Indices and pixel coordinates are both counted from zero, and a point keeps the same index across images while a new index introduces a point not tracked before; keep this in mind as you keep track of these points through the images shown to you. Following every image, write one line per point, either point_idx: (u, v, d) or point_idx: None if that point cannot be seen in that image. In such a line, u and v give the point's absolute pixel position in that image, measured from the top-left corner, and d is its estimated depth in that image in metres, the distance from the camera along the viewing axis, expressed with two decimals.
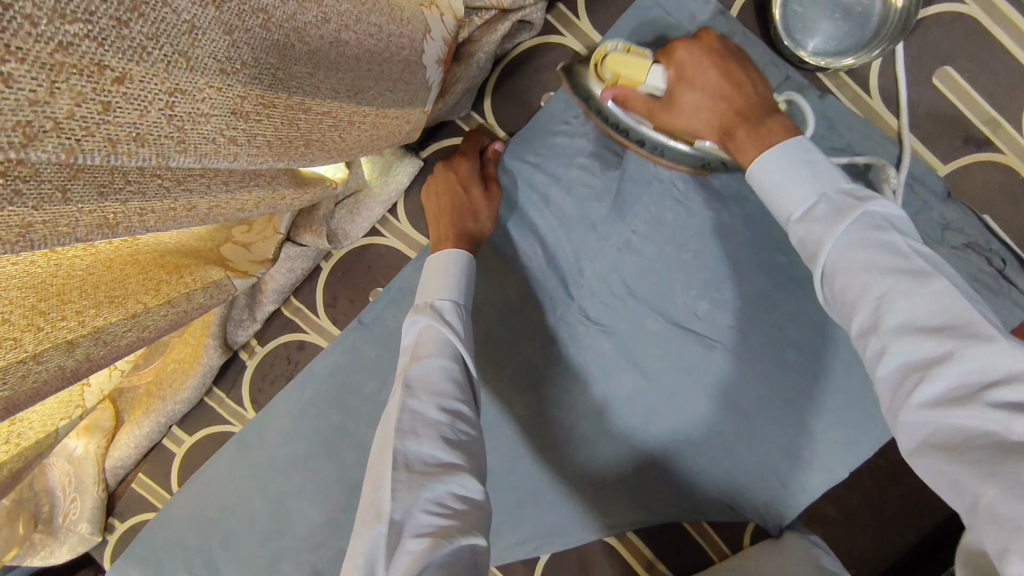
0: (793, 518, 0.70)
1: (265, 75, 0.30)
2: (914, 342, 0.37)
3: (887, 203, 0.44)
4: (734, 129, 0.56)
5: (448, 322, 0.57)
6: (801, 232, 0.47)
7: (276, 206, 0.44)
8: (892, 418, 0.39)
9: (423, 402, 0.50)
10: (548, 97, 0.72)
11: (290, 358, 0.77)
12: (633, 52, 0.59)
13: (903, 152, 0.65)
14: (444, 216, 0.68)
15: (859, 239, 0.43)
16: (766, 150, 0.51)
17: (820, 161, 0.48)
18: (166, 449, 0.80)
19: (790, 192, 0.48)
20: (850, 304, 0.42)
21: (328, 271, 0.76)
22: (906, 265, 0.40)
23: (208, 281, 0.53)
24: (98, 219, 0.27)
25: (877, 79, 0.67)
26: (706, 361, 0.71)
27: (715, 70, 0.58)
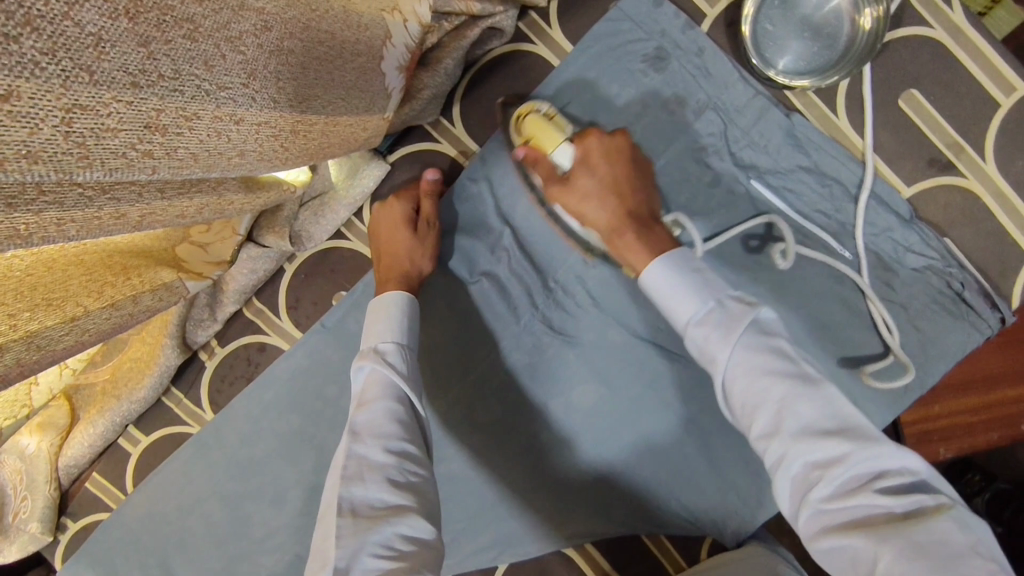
0: (749, 532, 0.70)
1: (188, 87, 0.29)
2: (813, 445, 0.42)
3: (767, 313, 0.48)
4: (623, 226, 0.57)
5: (391, 363, 0.57)
6: (699, 339, 0.49)
7: (224, 211, 0.43)
8: (791, 510, 0.44)
9: (369, 447, 0.51)
10: (518, 105, 0.71)
11: (251, 360, 0.76)
12: (554, 121, 0.62)
13: (867, 173, 0.65)
14: (382, 261, 0.69)
15: (754, 347, 0.46)
16: (654, 259, 0.53)
17: (704, 267, 0.52)
18: (121, 449, 0.79)
19: (684, 298, 0.50)
20: (753, 407, 0.45)
21: (291, 273, 0.75)
22: (796, 372, 0.45)
23: (157, 282, 0.52)
24: (8, 232, 0.26)
25: (845, 99, 0.67)
26: (668, 374, 0.71)
27: (614, 169, 0.61)
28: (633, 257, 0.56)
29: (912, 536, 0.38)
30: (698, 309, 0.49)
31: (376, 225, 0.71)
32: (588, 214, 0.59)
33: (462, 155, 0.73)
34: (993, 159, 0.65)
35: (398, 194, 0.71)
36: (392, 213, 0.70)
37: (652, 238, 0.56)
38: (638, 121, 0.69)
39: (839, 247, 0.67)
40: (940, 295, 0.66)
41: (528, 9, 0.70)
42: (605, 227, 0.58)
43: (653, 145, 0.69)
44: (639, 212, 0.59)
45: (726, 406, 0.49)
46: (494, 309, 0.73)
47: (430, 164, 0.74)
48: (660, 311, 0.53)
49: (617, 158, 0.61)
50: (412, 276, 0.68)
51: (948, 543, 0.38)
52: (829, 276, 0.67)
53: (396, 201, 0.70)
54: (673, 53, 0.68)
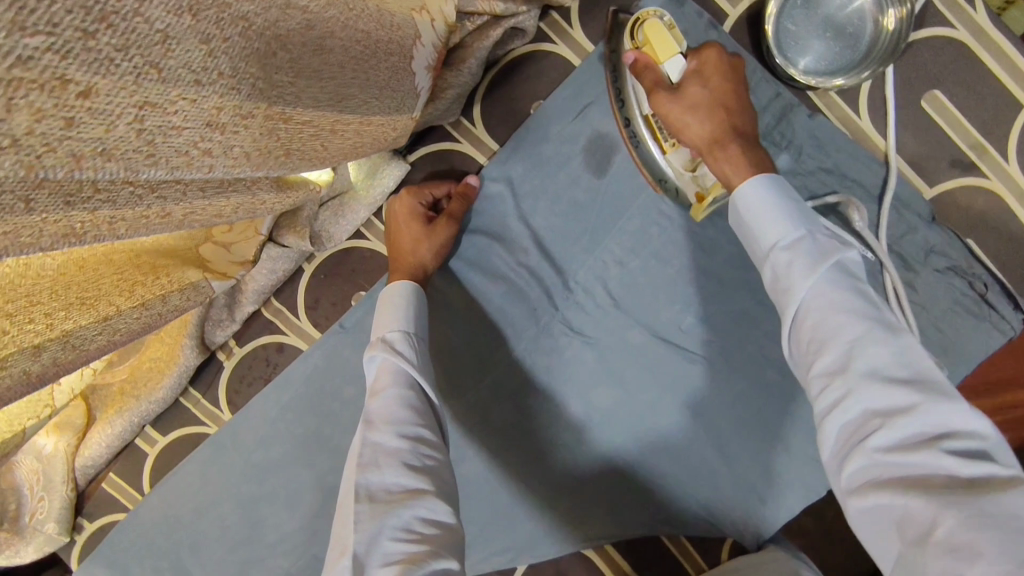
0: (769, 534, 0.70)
1: (245, 85, 0.28)
2: (881, 389, 0.39)
3: (859, 257, 0.46)
4: (727, 140, 0.55)
5: (399, 351, 0.58)
6: (780, 265, 0.48)
7: (256, 210, 0.43)
8: (837, 461, 0.41)
9: (383, 433, 0.50)
10: (539, 105, 0.71)
11: (269, 360, 0.76)
12: (674, 31, 0.57)
13: (890, 173, 0.65)
14: (391, 254, 0.69)
15: (835, 282, 0.44)
16: (752, 176, 0.52)
17: (800, 204, 0.50)
18: (138, 449, 0.78)
19: (773, 224, 0.49)
20: (822, 342, 0.43)
21: (310, 273, 0.74)
22: (877, 316, 0.42)
23: (185, 282, 0.52)
24: (65, 230, 0.26)
25: (867, 100, 0.67)
26: (688, 375, 0.71)
27: (728, 84, 0.58)
28: (732, 170, 0.54)
29: (976, 501, 0.34)
30: (787, 236, 0.48)
31: (388, 215, 0.70)
32: (689, 126, 0.55)
33: (482, 155, 0.73)
34: (1016, 160, 0.65)
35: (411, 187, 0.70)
36: (400, 206, 0.69)
37: (754, 155, 0.55)
38: None
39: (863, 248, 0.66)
40: (964, 297, 0.66)
41: (550, 8, 0.70)
42: (706, 140, 0.56)
43: None
44: (744, 130, 0.57)
45: (794, 344, 0.47)
46: (513, 310, 0.73)
47: (450, 164, 0.73)
48: (745, 235, 0.52)
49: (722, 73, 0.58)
50: (416, 271, 0.67)
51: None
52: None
53: (404, 194, 0.69)
54: None
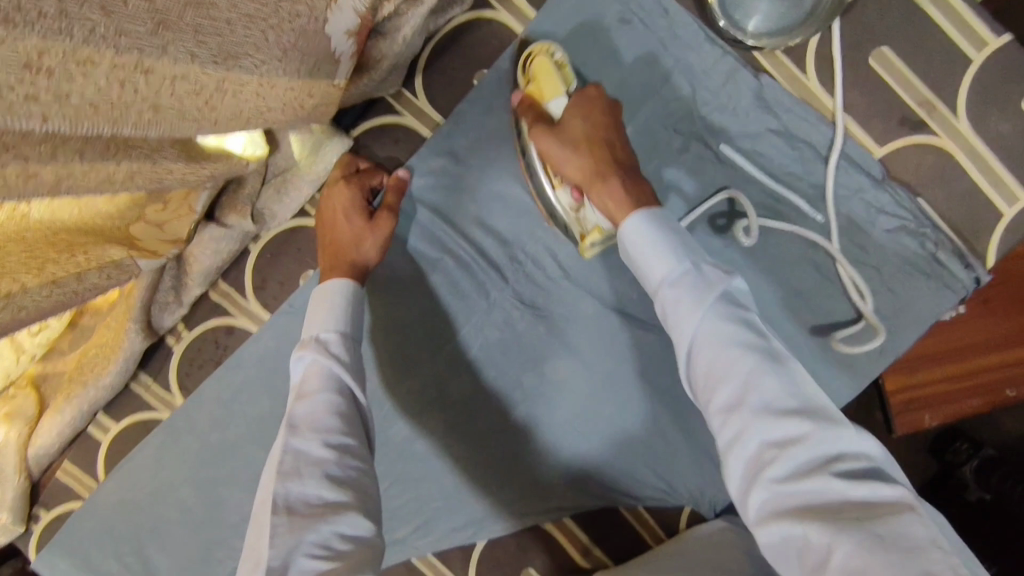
0: (725, 500, 0.71)
1: (79, 29, 0.28)
2: (776, 421, 0.43)
3: (740, 283, 0.50)
4: (609, 176, 0.58)
5: (333, 352, 0.58)
6: (669, 300, 0.50)
7: (163, 181, 0.42)
8: (741, 491, 0.44)
9: (308, 441, 0.52)
10: (481, 74, 0.69)
11: (219, 343, 0.74)
12: (564, 68, 0.63)
13: (835, 134, 0.64)
14: (328, 250, 0.67)
15: (723, 315, 0.48)
16: (631, 214, 0.55)
17: (680, 230, 0.53)
18: (91, 436, 0.77)
19: (656, 261, 0.52)
20: (716, 379, 0.46)
21: (257, 252, 0.73)
22: (764, 346, 0.46)
23: (105, 261, 0.50)
24: None
25: (815, 59, 0.65)
26: (641, 344, 0.70)
27: (613, 128, 0.61)
28: (603, 202, 0.58)
29: (870, 525, 0.39)
30: (674, 269, 0.51)
31: (325, 206, 0.68)
32: (567, 161, 0.60)
33: (426, 128, 0.71)
34: (965, 116, 0.64)
35: (347, 178, 0.68)
36: (341, 199, 0.68)
37: (632, 188, 0.58)
38: (604, 85, 0.67)
39: (813, 210, 0.65)
40: (913, 257, 0.65)
41: None
42: (584, 177, 0.59)
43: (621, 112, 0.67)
44: (624, 160, 0.60)
45: (689, 382, 0.50)
46: (464, 285, 0.72)
47: (394, 137, 0.71)
48: (632, 267, 0.54)
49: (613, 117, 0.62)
50: (357, 266, 0.66)
51: (908, 534, 0.38)
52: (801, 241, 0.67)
53: (344, 188, 0.68)
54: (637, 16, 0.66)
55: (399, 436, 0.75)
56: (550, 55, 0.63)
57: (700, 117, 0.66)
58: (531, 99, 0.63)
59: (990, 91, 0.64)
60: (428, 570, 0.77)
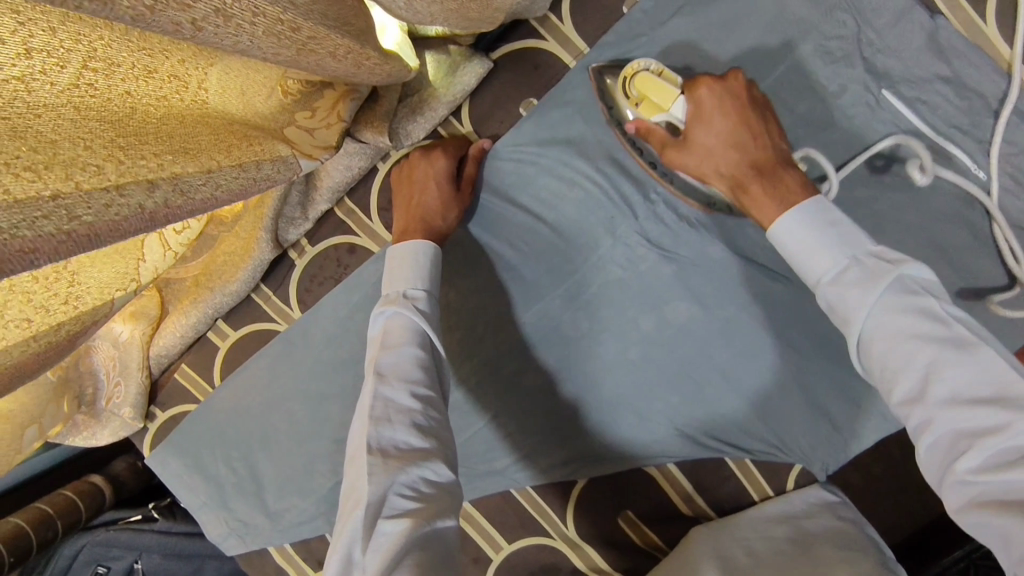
0: (840, 462, 0.69)
1: None
2: (965, 413, 0.41)
3: (915, 266, 0.47)
4: (745, 182, 0.57)
5: (416, 309, 0.61)
6: (833, 295, 0.49)
7: (361, 67, 0.42)
8: (934, 476, 0.43)
9: (395, 390, 0.54)
10: (630, 1, 0.67)
11: (340, 261, 0.75)
12: (665, 75, 0.62)
13: (1011, 87, 0.60)
14: (411, 212, 0.69)
15: (897, 305, 0.46)
16: (786, 211, 0.54)
17: (840, 220, 0.51)
18: (210, 342, 0.79)
19: (817, 254, 0.51)
20: (892, 371, 0.45)
21: (385, 172, 0.73)
22: (948, 333, 0.44)
23: (275, 155, 0.50)
24: (217, 2, 0.27)
25: (995, 4, 0.61)
26: (769, 294, 0.68)
27: (738, 115, 0.59)
28: (755, 210, 0.56)
29: None
30: (837, 262, 0.50)
31: (415, 171, 0.70)
32: (701, 166, 0.60)
33: (568, 55, 0.69)
34: None
35: (443, 148, 0.70)
36: (423, 169, 0.69)
37: (778, 187, 0.56)
38: (761, 20, 0.64)
39: (972, 166, 0.62)
40: None
41: None
42: (725, 177, 0.59)
43: (778, 49, 0.64)
44: (764, 155, 0.58)
45: (866, 370, 0.49)
46: (590, 220, 0.71)
47: (533, 63, 0.70)
48: (792, 265, 0.54)
49: (757, 103, 0.60)
50: (438, 234, 0.69)
51: None
52: (953, 198, 0.64)
53: (428, 158, 0.69)
54: None
55: (508, 367, 0.76)
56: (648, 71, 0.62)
57: (863, 60, 0.63)
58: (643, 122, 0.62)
59: None
60: (525, 502, 0.78)
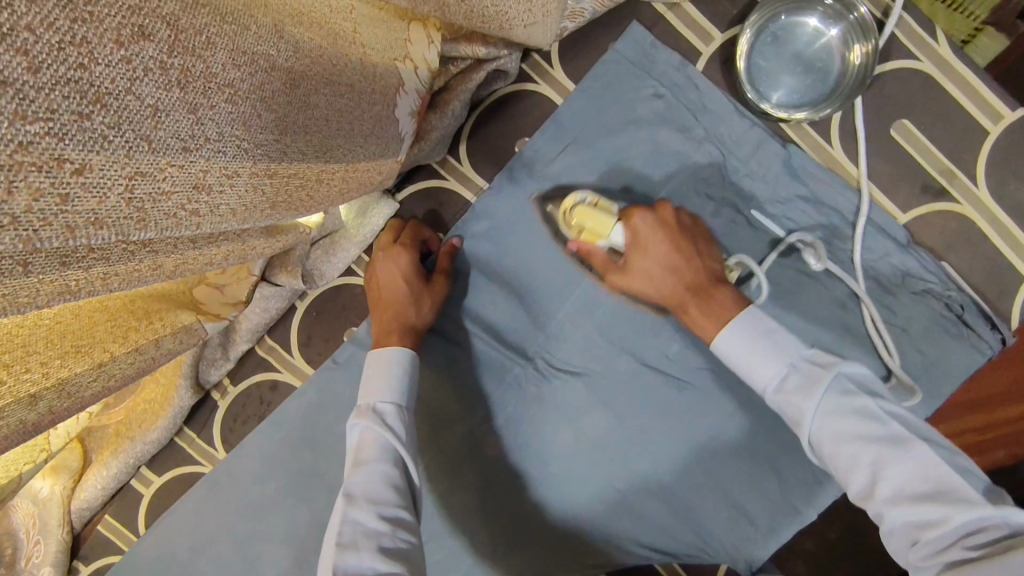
0: (762, 558, 0.71)
1: (230, 147, 0.31)
2: (910, 506, 0.44)
3: (847, 367, 0.51)
4: (686, 304, 0.62)
5: (389, 422, 0.60)
6: (783, 405, 0.53)
7: (248, 256, 0.45)
8: (901, 560, 0.46)
9: (364, 513, 0.54)
10: (522, 142, 0.73)
11: (263, 399, 0.77)
12: (599, 206, 0.64)
13: (862, 200, 0.67)
14: (385, 312, 0.70)
15: (836, 407, 0.49)
16: (724, 326, 0.58)
17: (774, 329, 0.56)
18: (134, 489, 0.79)
19: (762, 364, 0.54)
20: (845, 470, 0.48)
21: (302, 311, 0.76)
22: (884, 432, 0.47)
23: (178, 326, 0.53)
24: (60, 287, 0.28)
25: (839, 130, 0.70)
26: (676, 401, 0.72)
27: (667, 244, 0.63)
28: (699, 327, 0.61)
29: None
30: (784, 365, 0.53)
31: (381, 271, 0.71)
32: (650, 291, 0.64)
33: (468, 192, 0.75)
34: (985, 184, 0.68)
35: (403, 243, 0.71)
36: (394, 271, 0.70)
37: (720, 304, 0.59)
38: (640, 153, 0.71)
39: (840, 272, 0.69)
40: (944, 317, 0.67)
41: (530, 52, 0.73)
42: (669, 299, 0.63)
43: (656, 179, 0.71)
44: (699, 280, 0.62)
45: (822, 463, 0.52)
46: (503, 341, 0.74)
47: (437, 201, 0.75)
48: (743, 378, 0.57)
49: (691, 233, 0.65)
50: (414, 331, 0.69)
51: None
52: (829, 302, 0.69)
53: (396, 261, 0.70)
54: (670, 90, 0.70)
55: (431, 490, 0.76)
56: (588, 205, 0.64)
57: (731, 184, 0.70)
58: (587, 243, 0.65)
59: (1008, 160, 0.67)
60: None
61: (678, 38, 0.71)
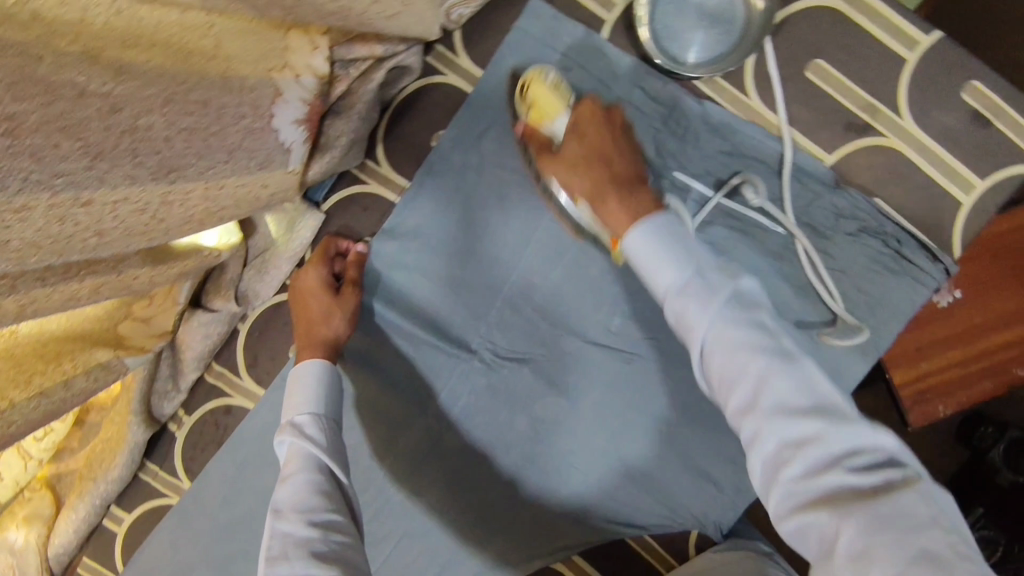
0: (731, 519, 0.71)
1: (13, 180, 0.30)
2: (789, 421, 0.43)
3: (746, 282, 0.49)
4: (604, 196, 0.58)
5: (308, 434, 0.61)
6: (677, 309, 0.50)
7: (131, 287, 0.45)
8: (763, 488, 0.45)
9: (292, 523, 0.53)
10: (438, 134, 0.72)
11: (218, 424, 0.77)
12: (555, 81, 0.66)
13: (784, 147, 0.67)
14: (302, 328, 0.71)
15: (734, 325, 0.47)
16: (636, 225, 0.54)
17: (689, 234, 0.53)
18: (107, 529, 0.80)
19: (661, 267, 0.51)
20: (731, 382, 0.46)
21: (246, 332, 0.76)
22: (774, 347, 0.46)
23: (91, 364, 0.55)
24: None
25: (753, 79, 0.68)
26: (627, 374, 0.72)
27: (603, 132, 0.61)
28: (613, 221, 0.58)
29: (879, 508, 0.39)
30: (680, 276, 0.50)
31: (295, 290, 0.72)
32: (575, 182, 0.61)
33: (392, 194, 0.74)
34: (908, 113, 0.66)
35: (311, 261, 0.73)
36: (311, 284, 0.71)
37: (635, 205, 0.57)
38: None
39: (772, 223, 0.67)
40: (882, 256, 0.66)
41: (432, 43, 0.72)
42: (586, 193, 0.60)
43: None
44: (625, 172, 0.60)
45: (702, 377, 0.50)
46: (446, 338, 0.74)
47: (362, 206, 0.74)
48: (643, 279, 0.54)
49: (613, 125, 0.62)
50: (329, 343, 0.69)
51: (912, 512, 0.39)
52: (764, 255, 0.68)
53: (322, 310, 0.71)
54: (577, 61, 0.69)
55: (398, 494, 0.76)
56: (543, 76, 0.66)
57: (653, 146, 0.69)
58: (531, 126, 0.65)
59: (928, 86, 0.65)
60: None
61: (578, 8, 0.70)
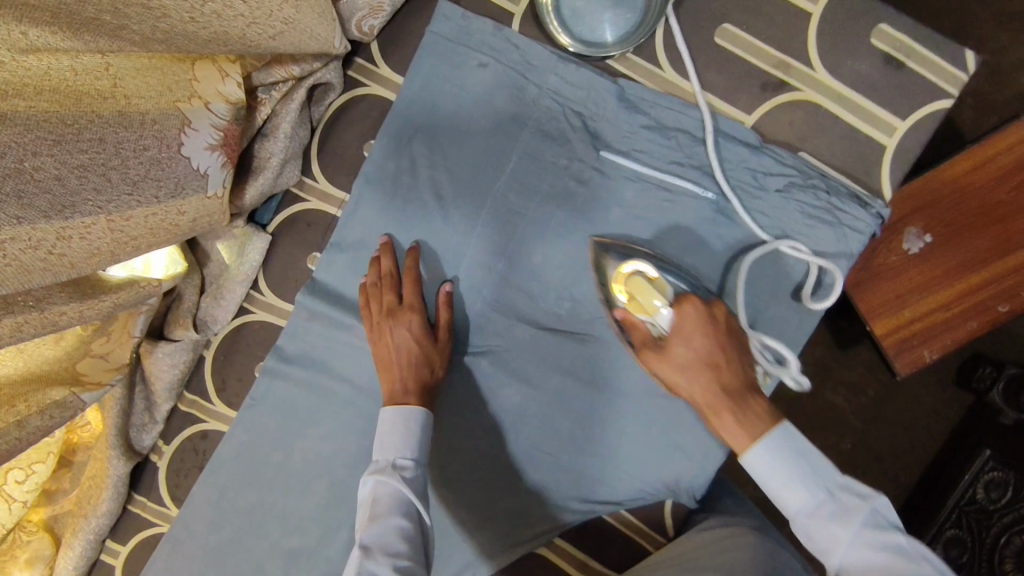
0: (704, 485, 0.72)
1: None
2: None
3: (880, 500, 0.55)
4: (722, 412, 0.61)
5: (406, 478, 0.61)
6: (812, 531, 0.56)
7: (62, 322, 0.48)
8: None
9: (379, 564, 0.54)
10: (370, 145, 0.75)
11: (197, 449, 0.80)
12: (656, 282, 0.65)
13: (703, 114, 0.67)
14: (383, 324, 0.71)
15: (866, 542, 0.53)
16: (755, 442, 0.59)
17: (806, 449, 0.58)
18: (105, 564, 0.82)
19: (795, 485, 0.57)
20: None
21: (212, 357, 0.79)
22: (903, 552, 0.51)
23: (47, 403, 0.57)
24: None
25: (664, 52, 0.70)
26: (584, 355, 0.72)
27: (706, 339, 0.63)
28: (727, 433, 0.61)
29: None
30: (808, 495, 0.57)
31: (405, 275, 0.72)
32: (682, 385, 0.63)
33: (334, 207, 0.76)
34: (821, 66, 0.67)
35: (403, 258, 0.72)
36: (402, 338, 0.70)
37: (749, 418, 0.60)
38: (482, 125, 0.72)
39: (700, 190, 0.68)
40: (813, 207, 0.66)
41: (352, 58, 0.74)
42: (696, 401, 0.63)
43: (504, 147, 0.71)
44: (732, 382, 0.62)
45: None
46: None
47: (306, 222, 0.77)
48: (770, 492, 0.59)
49: (730, 335, 0.63)
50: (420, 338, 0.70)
51: None
52: (699, 221, 0.69)
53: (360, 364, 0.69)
54: (493, 57, 0.71)
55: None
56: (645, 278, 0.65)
57: (576, 129, 0.70)
58: (630, 317, 0.66)
59: (835, 36, 0.67)
60: None
61: (489, 7, 0.73)
